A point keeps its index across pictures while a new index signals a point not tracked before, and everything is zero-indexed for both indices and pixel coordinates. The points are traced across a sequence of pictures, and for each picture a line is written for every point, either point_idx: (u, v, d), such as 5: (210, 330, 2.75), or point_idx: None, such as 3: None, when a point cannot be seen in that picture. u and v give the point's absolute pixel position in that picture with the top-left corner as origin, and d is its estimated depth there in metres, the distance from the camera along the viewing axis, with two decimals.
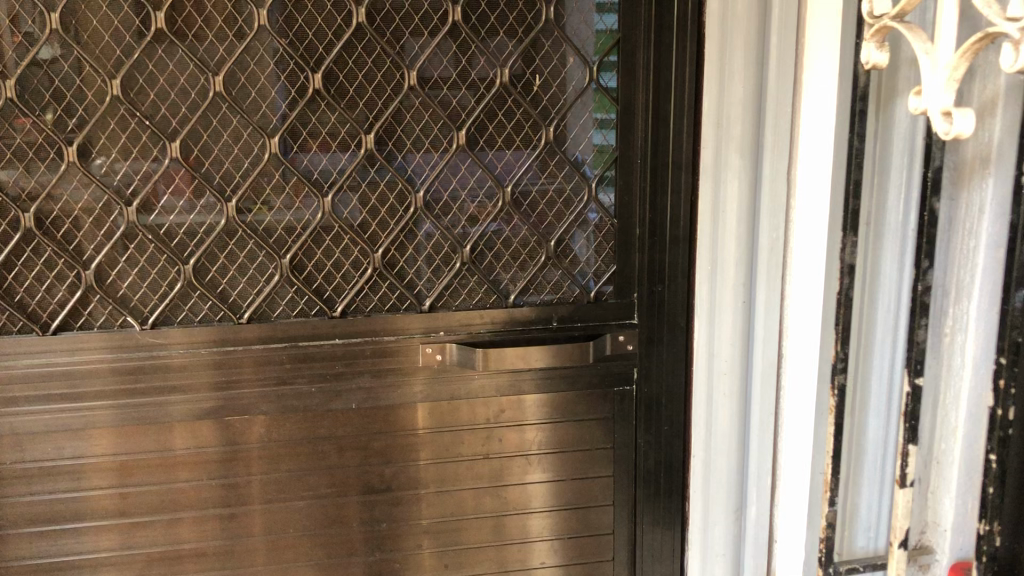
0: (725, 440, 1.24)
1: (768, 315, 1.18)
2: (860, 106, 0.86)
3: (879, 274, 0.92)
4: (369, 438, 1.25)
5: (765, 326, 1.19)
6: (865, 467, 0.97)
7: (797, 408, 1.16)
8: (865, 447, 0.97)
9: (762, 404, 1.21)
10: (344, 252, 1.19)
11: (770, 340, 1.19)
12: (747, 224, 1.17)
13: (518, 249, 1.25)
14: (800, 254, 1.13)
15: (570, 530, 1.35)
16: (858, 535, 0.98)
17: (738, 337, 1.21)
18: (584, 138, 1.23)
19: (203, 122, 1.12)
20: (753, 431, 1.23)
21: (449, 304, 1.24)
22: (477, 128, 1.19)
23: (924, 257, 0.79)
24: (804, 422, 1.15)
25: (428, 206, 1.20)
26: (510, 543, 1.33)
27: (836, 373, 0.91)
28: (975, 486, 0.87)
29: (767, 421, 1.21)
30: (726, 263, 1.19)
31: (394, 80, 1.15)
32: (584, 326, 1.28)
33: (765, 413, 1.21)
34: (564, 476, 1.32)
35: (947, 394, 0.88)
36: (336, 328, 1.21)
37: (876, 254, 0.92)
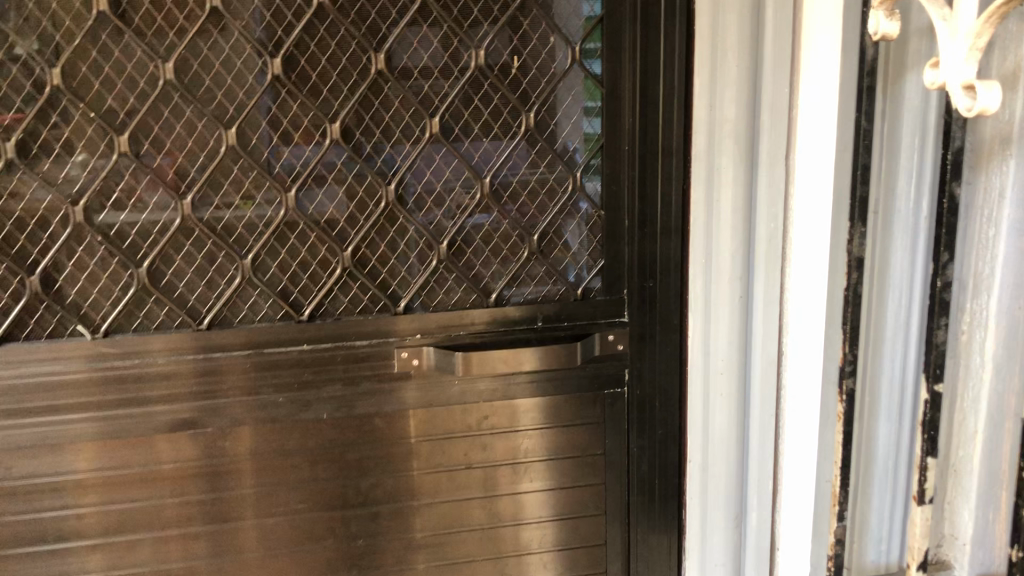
0: (723, 443, 1.17)
1: (767, 313, 1.10)
2: (866, 82, 0.78)
3: (889, 267, 0.84)
4: (343, 450, 1.17)
5: (764, 323, 1.11)
6: (875, 478, 0.89)
7: (800, 408, 1.09)
8: (875, 455, 0.89)
9: (762, 405, 1.13)
10: (311, 251, 1.11)
11: (769, 337, 1.11)
12: (743, 215, 1.10)
13: (499, 245, 1.16)
14: (799, 243, 1.06)
15: (563, 542, 1.27)
16: (868, 548, 0.90)
17: (735, 335, 1.13)
18: (568, 124, 1.15)
19: (154, 113, 1.04)
20: (753, 434, 1.15)
21: (425, 304, 1.16)
22: (452, 115, 1.11)
23: (943, 248, 0.70)
24: (808, 423, 1.08)
25: (401, 200, 1.12)
26: (498, 557, 1.25)
27: (844, 378, 0.82)
28: (999, 495, 0.79)
29: (769, 423, 1.14)
30: (721, 255, 1.12)
31: (361, 64, 1.07)
32: (572, 325, 1.20)
33: (765, 416, 1.14)
34: (554, 485, 1.24)
35: (964, 394, 0.80)
36: (303, 333, 1.12)
37: (886, 244, 0.84)
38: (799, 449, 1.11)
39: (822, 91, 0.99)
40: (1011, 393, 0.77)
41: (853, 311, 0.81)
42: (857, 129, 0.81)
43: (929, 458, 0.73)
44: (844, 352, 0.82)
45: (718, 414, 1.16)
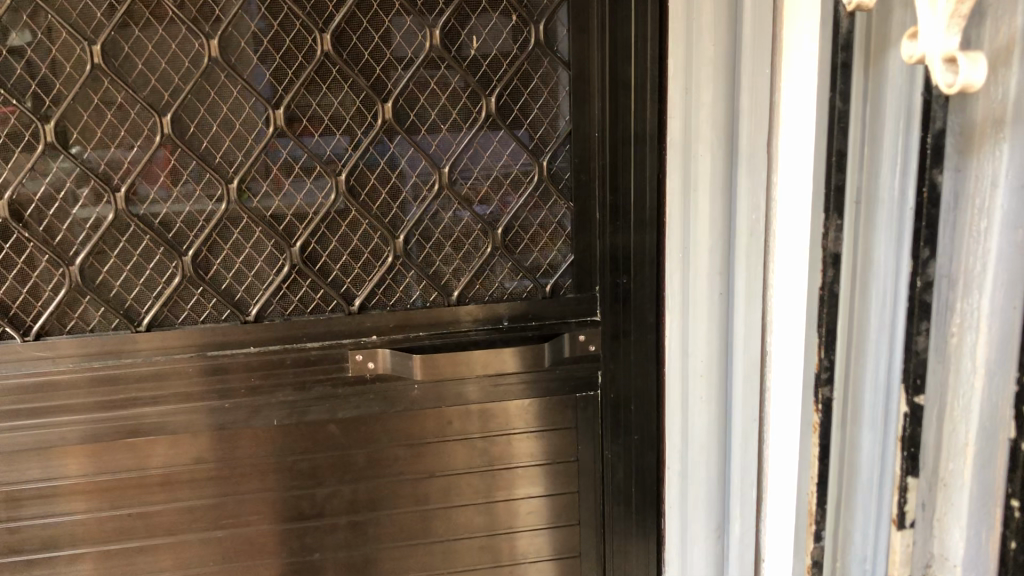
0: (701, 449, 1.08)
1: (748, 312, 1.00)
2: (840, 58, 0.72)
3: (873, 262, 0.72)
4: (295, 459, 1.09)
5: (746, 323, 1.01)
6: (858, 494, 0.75)
7: (782, 417, 0.98)
8: (858, 466, 0.75)
9: (742, 407, 1.04)
10: (256, 247, 1.04)
11: (752, 337, 1.01)
12: (722, 205, 1.00)
13: (460, 240, 1.09)
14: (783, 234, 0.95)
15: (567, 548, 1.20)
16: (852, 570, 0.76)
17: (715, 334, 1.05)
18: (534, 110, 1.07)
19: (82, 100, 0.97)
20: (736, 438, 1.05)
21: (382, 303, 1.09)
22: (407, 101, 1.03)
23: (923, 244, 0.64)
24: (790, 433, 0.97)
25: (353, 191, 1.04)
26: (481, 567, 1.18)
27: (821, 385, 0.77)
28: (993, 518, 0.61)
29: (750, 429, 1.04)
30: (699, 247, 1.03)
31: (306, 46, 0.99)
32: (539, 325, 1.13)
33: (748, 420, 1.04)
34: (554, 490, 1.17)
35: (954, 406, 0.63)
36: (250, 335, 1.05)
37: (869, 237, 0.71)
38: (781, 459, 1.00)
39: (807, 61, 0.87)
40: (1006, 404, 0.59)
41: (828, 312, 0.76)
42: (833, 108, 0.73)
43: (909, 478, 0.67)
44: (822, 356, 0.77)
45: (696, 417, 1.08)
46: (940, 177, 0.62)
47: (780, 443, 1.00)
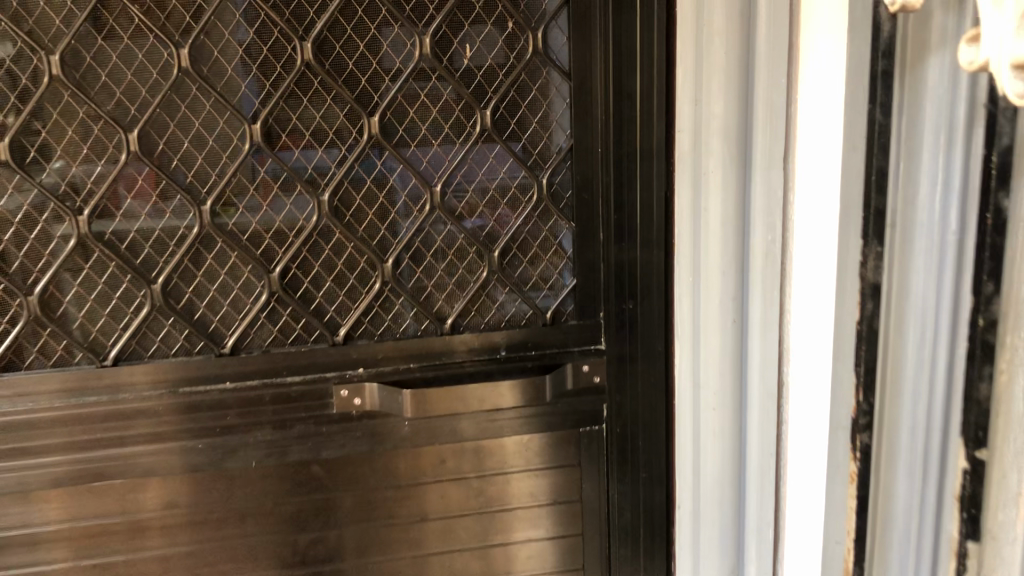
0: (713, 485, 1.00)
1: (763, 340, 0.92)
2: (881, 65, 0.63)
3: (909, 292, 0.63)
4: (277, 502, 1.01)
5: (761, 354, 0.93)
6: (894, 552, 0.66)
7: (803, 456, 0.90)
8: (891, 522, 0.65)
9: (757, 443, 0.95)
10: (231, 273, 0.95)
11: (767, 366, 0.92)
12: (734, 223, 0.93)
13: (453, 263, 1.01)
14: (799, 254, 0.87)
15: None
16: None
17: (728, 364, 0.96)
18: (533, 123, 0.99)
19: (40, 115, 0.88)
20: (752, 474, 0.97)
21: (369, 333, 1.00)
22: (395, 114, 0.95)
23: (986, 277, 0.56)
24: (812, 471, 0.89)
25: (337, 212, 0.96)
26: None
27: (859, 431, 0.69)
28: None
29: (764, 467, 0.95)
30: (711, 269, 0.95)
31: (285, 55, 0.91)
32: (540, 354, 1.04)
33: (764, 456, 0.95)
34: (556, 533, 1.09)
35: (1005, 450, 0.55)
36: (226, 369, 0.97)
37: (906, 265, 0.63)
38: (800, 499, 0.91)
39: (828, 67, 0.79)
40: None
41: (866, 348, 0.67)
42: (872, 120, 0.65)
43: (969, 544, 0.58)
44: (860, 399, 0.69)
45: (708, 451, 1.00)
46: (1006, 200, 0.54)
47: (799, 484, 0.91)
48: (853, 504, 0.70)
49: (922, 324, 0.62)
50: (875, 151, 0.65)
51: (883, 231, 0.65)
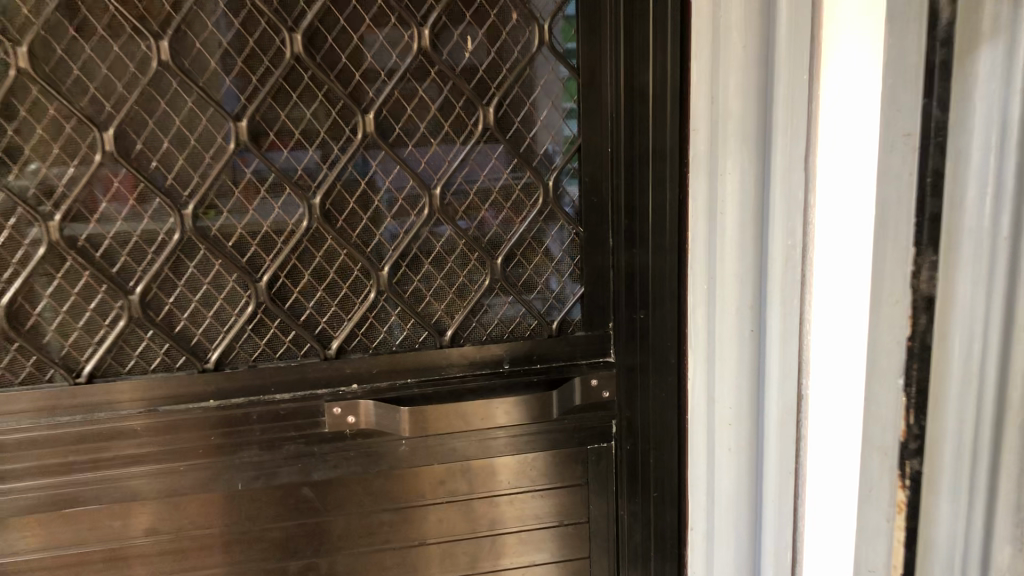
0: (727, 512, 0.91)
1: (782, 355, 0.82)
2: (939, 55, 0.57)
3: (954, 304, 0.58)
4: (264, 528, 0.94)
5: (779, 370, 0.83)
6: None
7: (825, 487, 0.80)
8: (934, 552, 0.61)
9: (774, 467, 0.86)
10: (214, 283, 0.88)
11: (786, 382, 0.83)
12: (752, 225, 0.83)
13: (453, 271, 0.94)
14: (821, 259, 0.77)
15: None
16: None
17: (745, 381, 0.87)
18: (538, 122, 0.93)
19: (5, 112, 0.80)
20: (770, 503, 0.87)
21: (364, 346, 0.93)
22: (391, 111, 0.89)
23: None
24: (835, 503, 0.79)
25: (329, 217, 0.89)
26: None
27: (908, 457, 0.63)
28: None
29: (781, 494, 0.86)
30: (725, 274, 0.87)
31: (272, 48, 0.84)
32: (547, 368, 0.98)
33: (783, 483, 0.85)
34: (561, 555, 1.03)
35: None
36: (209, 386, 0.90)
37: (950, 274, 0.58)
38: (823, 533, 0.81)
39: (860, 57, 0.70)
40: None
41: (918, 367, 0.61)
42: (925, 116, 0.59)
43: None
44: (909, 422, 0.62)
45: (721, 472, 0.92)
46: None
47: (822, 517, 0.81)
48: (900, 539, 0.64)
49: (969, 342, 0.57)
50: (928, 151, 0.59)
51: (938, 239, 0.59)
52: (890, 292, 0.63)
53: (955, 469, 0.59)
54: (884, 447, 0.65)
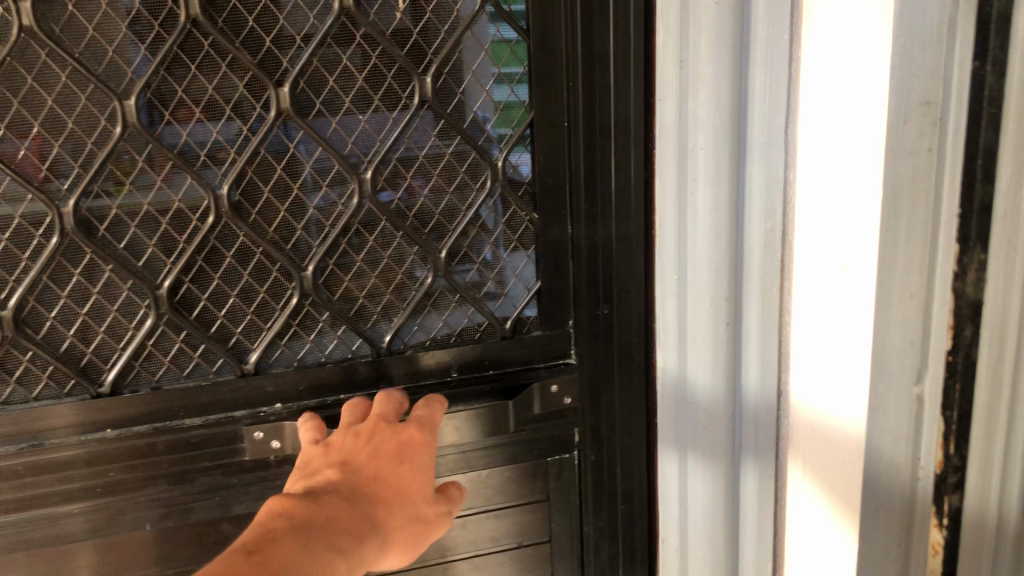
0: (702, 521, 0.82)
1: (762, 350, 0.73)
2: None
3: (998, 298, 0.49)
4: (179, 570, 0.80)
5: (759, 378, 0.74)
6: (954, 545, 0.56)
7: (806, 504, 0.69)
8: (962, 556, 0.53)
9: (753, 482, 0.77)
10: (106, 292, 0.74)
11: (768, 374, 0.73)
12: (724, 217, 0.73)
13: (390, 268, 0.80)
14: (801, 258, 0.66)
15: None
16: None
17: (721, 382, 0.77)
18: (480, 91, 0.78)
19: None
20: (748, 506, 0.79)
21: (287, 358, 0.79)
22: (310, 82, 0.74)
23: None
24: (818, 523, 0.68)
25: (239, 209, 0.75)
26: None
27: None
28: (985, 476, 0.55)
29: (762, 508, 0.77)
30: (697, 271, 0.76)
31: (163, 9, 0.69)
32: (501, 373, 0.85)
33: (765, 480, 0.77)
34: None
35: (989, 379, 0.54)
36: (105, 414, 0.75)
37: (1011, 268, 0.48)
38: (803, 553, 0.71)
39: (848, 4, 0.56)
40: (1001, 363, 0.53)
41: None
42: (976, 84, 0.51)
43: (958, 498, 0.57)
44: None
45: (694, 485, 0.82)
46: None
47: (799, 546, 0.72)
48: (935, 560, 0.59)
49: (998, 347, 0.53)
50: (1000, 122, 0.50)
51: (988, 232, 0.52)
52: (903, 287, 0.56)
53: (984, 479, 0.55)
54: (894, 460, 0.59)
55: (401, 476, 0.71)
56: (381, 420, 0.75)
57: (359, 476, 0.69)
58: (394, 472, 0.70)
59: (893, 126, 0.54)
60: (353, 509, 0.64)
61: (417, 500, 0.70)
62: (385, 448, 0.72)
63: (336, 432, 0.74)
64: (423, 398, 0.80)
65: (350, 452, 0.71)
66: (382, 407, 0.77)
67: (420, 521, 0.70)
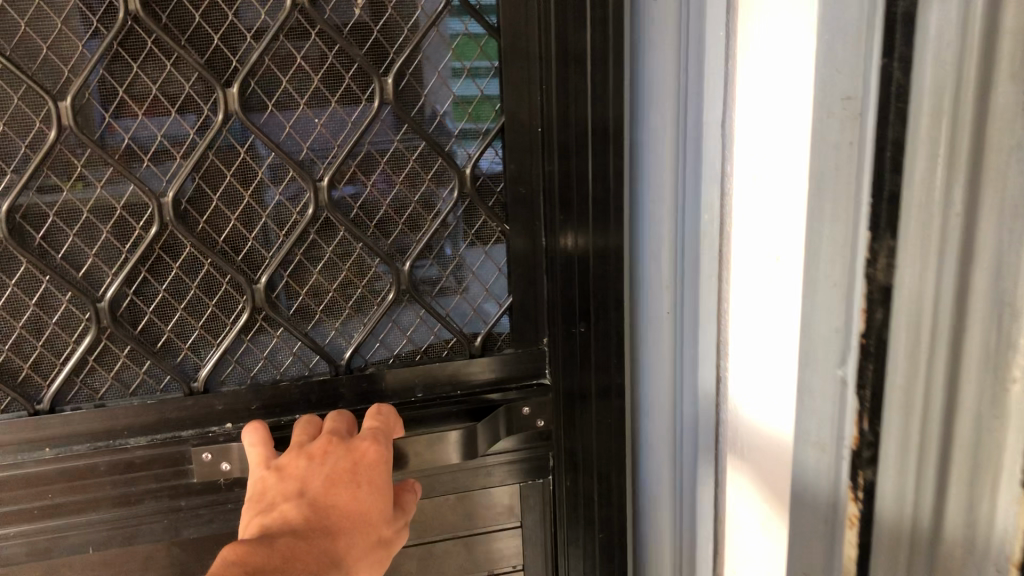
0: (659, 510, 0.72)
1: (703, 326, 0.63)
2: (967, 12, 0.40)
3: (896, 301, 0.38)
4: None
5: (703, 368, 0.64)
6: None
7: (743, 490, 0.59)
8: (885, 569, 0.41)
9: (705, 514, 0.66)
10: (42, 304, 0.69)
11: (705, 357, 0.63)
12: (670, 208, 0.64)
13: (350, 281, 0.75)
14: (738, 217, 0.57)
15: None
16: None
17: (671, 355, 0.67)
18: (445, 93, 0.73)
19: None
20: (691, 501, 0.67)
21: (241, 375, 0.75)
22: (262, 82, 0.69)
23: None
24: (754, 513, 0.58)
25: (186, 218, 0.70)
26: None
27: (861, 467, 0.41)
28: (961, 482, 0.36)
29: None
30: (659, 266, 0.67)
31: (101, 3, 0.65)
32: (469, 392, 0.80)
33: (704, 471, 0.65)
34: None
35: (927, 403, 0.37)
36: (45, 432, 0.71)
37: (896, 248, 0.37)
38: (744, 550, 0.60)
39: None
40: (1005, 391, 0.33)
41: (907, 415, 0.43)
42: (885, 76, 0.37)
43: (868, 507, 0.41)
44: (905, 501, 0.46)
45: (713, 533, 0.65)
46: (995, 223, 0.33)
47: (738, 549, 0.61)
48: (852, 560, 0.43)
49: (913, 344, 0.37)
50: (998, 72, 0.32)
51: (901, 222, 0.37)
52: (828, 273, 0.42)
53: (899, 489, 0.39)
54: (820, 443, 0.44)
55: (360, 500, 0.67)
56: (334, 438, 0.70)
57: (317, 510, 0.65)
58: (353, 500, 0.67)
59: (819, 115, 0.42)
60: (309, 545, 0.61)
61: (377, 522, 0.67)
62: (341, 471, 0.67)
63: (287, 453, 0.69)
64: (373, 407, 0.74)
65: (306, 479, 0.67)
66: (334, 424, 0.72)
67: (383, 545, 0.67)
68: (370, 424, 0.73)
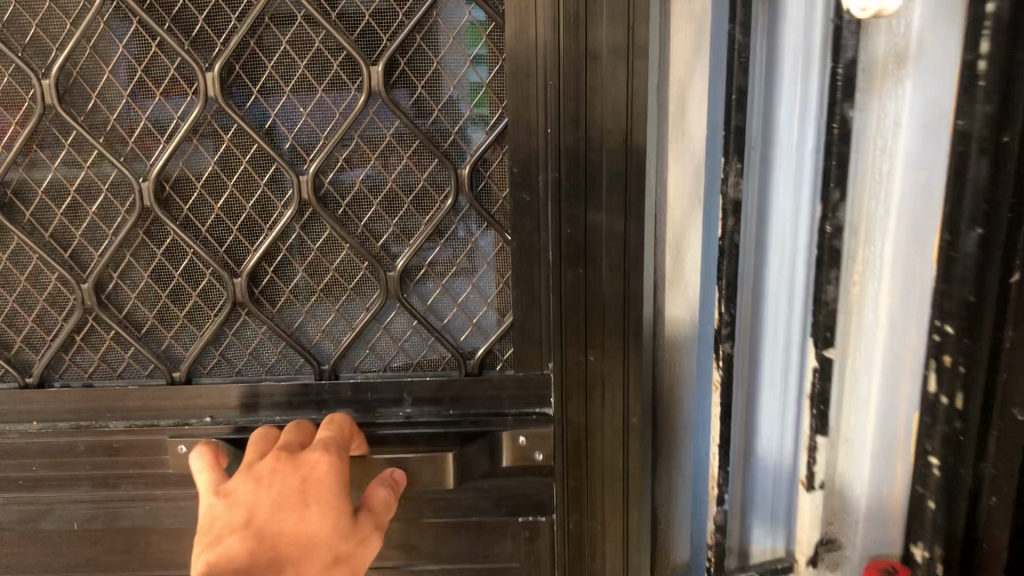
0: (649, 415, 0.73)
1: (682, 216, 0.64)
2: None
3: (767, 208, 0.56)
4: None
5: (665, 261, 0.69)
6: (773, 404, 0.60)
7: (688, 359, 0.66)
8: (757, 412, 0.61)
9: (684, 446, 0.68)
10: (33, 279, 0.70)
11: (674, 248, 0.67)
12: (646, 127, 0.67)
13: (338, 282, 0.71)
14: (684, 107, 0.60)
15: None
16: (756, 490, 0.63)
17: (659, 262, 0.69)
18: (446, 85, 0.66)
19: None
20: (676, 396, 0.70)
21: (224, 368, 0.73)
22: (247, 68, 0.65)
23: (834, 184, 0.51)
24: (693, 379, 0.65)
25: (168, 203, 0.68)
26: None
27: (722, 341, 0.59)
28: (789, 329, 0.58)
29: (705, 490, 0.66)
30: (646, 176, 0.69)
31: None
32: (463, 414, 0.73)
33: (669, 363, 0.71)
34: None
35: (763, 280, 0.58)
36: (31, 406, 0.73)
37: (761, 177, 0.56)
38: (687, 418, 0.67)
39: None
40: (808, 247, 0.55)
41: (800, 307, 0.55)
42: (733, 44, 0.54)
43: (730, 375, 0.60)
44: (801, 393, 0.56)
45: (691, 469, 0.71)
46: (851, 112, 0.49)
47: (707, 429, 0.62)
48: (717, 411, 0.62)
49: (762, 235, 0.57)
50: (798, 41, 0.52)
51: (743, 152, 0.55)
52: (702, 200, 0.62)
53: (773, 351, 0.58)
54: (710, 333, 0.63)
55: (308, 517, 0.59)
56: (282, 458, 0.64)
57: (260, 535, 0.57)
58: (302, 520, 0.58)
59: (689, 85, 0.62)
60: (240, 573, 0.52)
61: (331, 538, 0.59)
62: (286, 490, 0.60)
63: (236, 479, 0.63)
64: (324, 417, 0.69)
65: (251, 505, 0.59)
66: (285, 443, 0.66)
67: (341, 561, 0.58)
68: (324, 436, 0.67)
